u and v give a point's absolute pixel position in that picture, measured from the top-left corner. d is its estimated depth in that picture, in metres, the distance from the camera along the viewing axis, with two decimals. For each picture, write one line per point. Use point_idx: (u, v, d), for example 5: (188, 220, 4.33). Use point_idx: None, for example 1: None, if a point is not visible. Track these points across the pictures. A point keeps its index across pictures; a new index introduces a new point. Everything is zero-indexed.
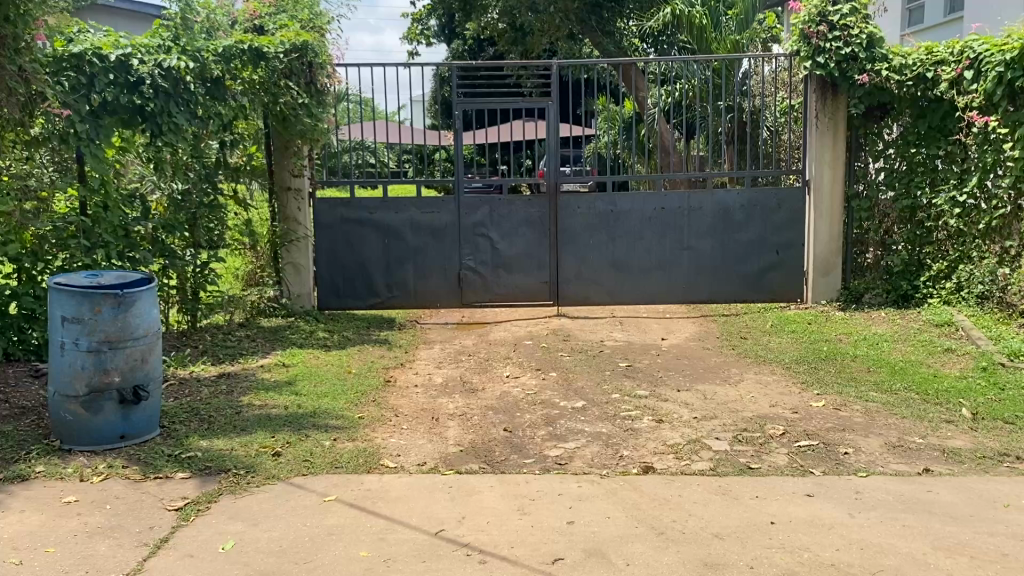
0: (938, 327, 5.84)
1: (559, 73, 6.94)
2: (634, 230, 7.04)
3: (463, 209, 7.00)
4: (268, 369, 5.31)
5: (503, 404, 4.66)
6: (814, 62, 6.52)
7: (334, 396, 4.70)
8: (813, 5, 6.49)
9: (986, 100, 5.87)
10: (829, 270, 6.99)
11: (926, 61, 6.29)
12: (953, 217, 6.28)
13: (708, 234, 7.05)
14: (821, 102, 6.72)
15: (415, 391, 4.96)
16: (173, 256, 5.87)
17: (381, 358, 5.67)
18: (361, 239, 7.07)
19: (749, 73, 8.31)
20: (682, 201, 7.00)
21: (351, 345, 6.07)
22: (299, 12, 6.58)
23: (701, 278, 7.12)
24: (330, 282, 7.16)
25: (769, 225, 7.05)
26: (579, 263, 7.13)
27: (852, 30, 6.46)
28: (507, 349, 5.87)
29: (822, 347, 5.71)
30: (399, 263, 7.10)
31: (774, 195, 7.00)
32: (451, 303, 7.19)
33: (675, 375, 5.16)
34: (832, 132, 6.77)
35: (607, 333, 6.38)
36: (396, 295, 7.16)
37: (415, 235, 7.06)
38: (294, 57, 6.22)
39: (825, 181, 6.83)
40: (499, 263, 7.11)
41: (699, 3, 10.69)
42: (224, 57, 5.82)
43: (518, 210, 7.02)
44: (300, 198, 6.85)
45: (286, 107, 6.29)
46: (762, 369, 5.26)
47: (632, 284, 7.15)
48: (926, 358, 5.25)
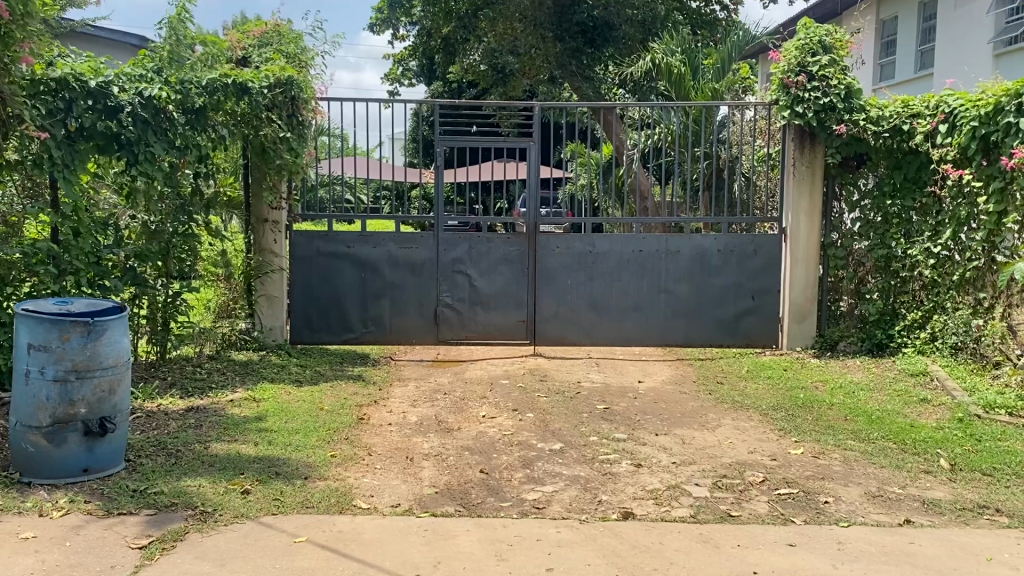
0: (913, 377, 5.85)
1: (541, 114, 6.96)
2: (613, 272, 7.04)
3: (442, 245, 6.96)
4: (239, 403, 5.18)
5: (479, 445, 4.58)
6: (792, 111, 6.62)
7: (307, 433, 4.59)
8: (792, 56, 6.61)
9: (960, 153, 5.95)
10: (804, 317, 7.02)
11: (903, 114, 6.39)
12: (928, 267, 6.33)
13: (686, 277, 7.05)
14: (799, 151, 6.82)
15: (389, 430, 4.86)
16: (144, 285, 5.78)
17: (355, 395, 5.56)
18: (337, 272, 6.98)
19: (727, 121, 8.40)
20: (660, 244, 7.00)
21: (324, 381, 5.96)
22: (284, 44, 6.54)
23: (678, 321, 7.10)
24: (304, 316, 7.04)
25: (746, 270, 7.07)
26: (557, 303, 7.09)
27: (831, 80, 6.53)
28: (483, 388, 5.79)
29: (798, 393, 5.69)
30: (375, 298, 7.02)
31: (751, 241, 7.03)
32: (426, 340, 7.10)
33: (653, 419, 5.11)
34: (809, 181, 6.85)
35: (584, 375, 6.32)
36: (371, 330, 7.06)
37: (392, 270, 6.99)
38: (278, 92, 6.16)
39: (802, 229, 6.90)
40: (476, 301, 7.06)
41: (677, 52, 10.86)
42: (208, 90, 5.78)
43: (497, 248, 6.99)
44: (276, 230, 6.77)
45: (266, 139, 6.22)
46: (740, 415, 5.23)
47: (609, 325, 7.12)
48: (902, 408, 5.26)
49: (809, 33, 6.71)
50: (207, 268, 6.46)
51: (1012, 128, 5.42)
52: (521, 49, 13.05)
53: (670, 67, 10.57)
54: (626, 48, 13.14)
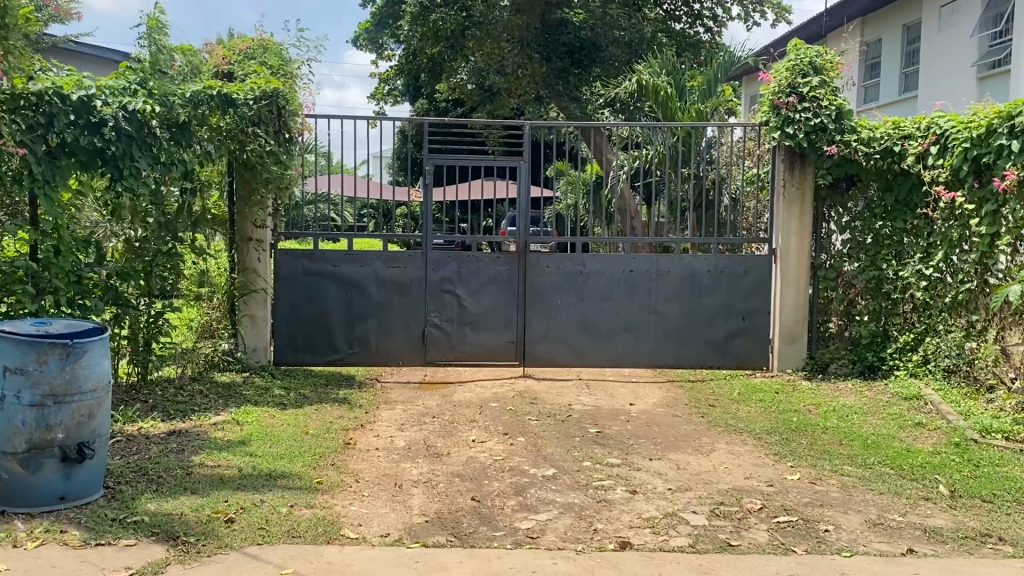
0: (906, 400, 5.79)
1: (531, 133, 6.90)
2: (602, 292, 6.97)
3: (430, 265, 6.86)
4: (221, 427, 5.04)
5: (469, 471, 4.46)
6: (783, 132, 6.58)
7: (292, 459, 4.46)
8: (783, 77, 6.60)
9: (952, 175, 5.92)
10: (795, 339, 6.96)
11: (895, 135, 6.38)
12: (920, 289, 6.30)
13: (676, 298, 6.98)
14: (789, 172, 6.79)
15: (376, 455, 4.74)
16: (126, 305, 5.64)
17: (341, 419, 5.44)
18: (322, 292, 6.86)
19: (715, 141, 8.37)
20: (651, 264, 6.94)
21: (309, 404, 5.83)
22: (269, 57, 6.46)
23: (668, 342, 7.03)
24: (288, 336, 6.91)
25: (736, 291, 7.01)
26: (546, 323, 7.00)
27: (821, 101, 6.51)
28: (472, 411, 5.68)
29: (792, 417, 5.62)
30: (361, 318, 6.90)
31: (742, 261, 6.98)
32: (413, 361, 6.98)
33: (646, 443, 5.01)
34: (800, 202, 6.81)
35: (574, 397, 6.23)
36: (357, 351, 6.93)
37: (379, 290, 6.88)
38: (264, 105, 6.09)
39: (792, 250, 6.85)
40: (464, 321, 6.96)
41: (664, 74, 10.85)
42: (193, 104, 5.68)
43: (486, 268, 6.90)
44: (261, 249, 6.68)
45: (252, 154, 6.18)
46: (733, 439, 5.14)
47: (599, 346, 7.04)
48: (897, 432, 5.19)
49: (799, 54, 6.68)
50: (189, 286, 6.31)
51: (1005, 151, 5.38)
52: (508, 68, 13.02)
53: (656, 87, 10.56)
54: (612, 69, 13.14)
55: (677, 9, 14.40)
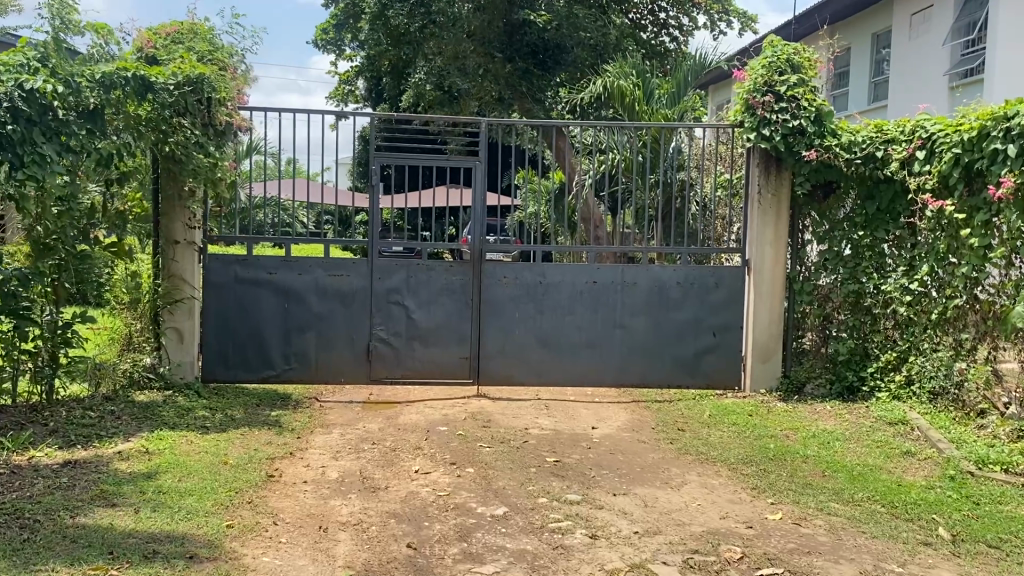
0: (891, 426, 5.34)
1: (488, 133, 6.37)
2: (564, 305, 6.43)
3: (376, 273, 6.27)
4: (127, 456, 4.39)
5: (408, 510, 3.89)
6: (759, 134, 6.13)
7: (202, 497, 3.84)
8: (758, 74, 6.15)
9: (940, 182, 5.49)
10: (769, 356, 6.49)
11: (878, 138, 5.92)
12: (903, 305, 5.86)
13: (643, 312, 6.46)
14: (764, 178, 6.33)
15: (303, 491, 4.14)
16: (23, 314, 4.94)
17: (267, 446, 4.82)
18: (256, 301, 6.23)
19: (684, 145, 7.88)
20: (616, 275, 6.42)
21: (234, 427, 5.20)
22: (197, 42, 5.87)
23: (634, 359, 6.51)
24: (218, 351, 6.26)
25: (707, 305, 6.51)
26: (503, 338, 6.44)
27: (800, 101, 6.07)
28: (416, 436, 5.10)
29: (769, 444, 5.11)
30: (299, 331, 6.29)
31: (713, 273, 6.49)
32: (357, 379, 6.38)
33: (610, 475, 4.47)
34: (775, 210, 6.35)
35: (531, 420, 5.68)
36: (294, 367, 6.31)
37: (319, 301, 6.27)
38: (188, 91, 5.47)
39: (766, 261, 6.37)
40: (413, 335, 6.38)
41: (630, 76, 10.36)
42: (107, 89, 5.00)
43: (438, 277, 6.33)
44: (191, 252, 6.02)
45: (178, 145, 5.61)
46: (706, 470, 4.63)
47: (559, 363, 6.50)
48: (885, 462, 4.72)
49: (776, 51, 6.27)
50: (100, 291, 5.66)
51: (999, 156, 4.93)
52: (468, 68, 12.41)
53: (622, 90, 10.07)
54: (577, 73, 12.64)
55: (644, 17, 14.05)
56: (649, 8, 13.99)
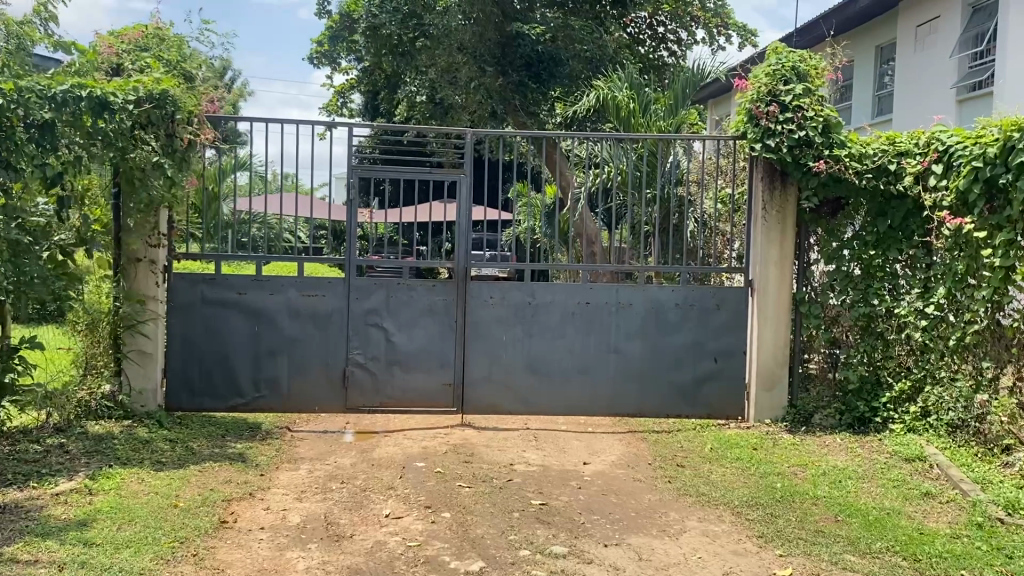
0: (909, 463, 4.91)
1: (473, 143, 6.02)
2: (554, 328, 6.01)
3: (353, 293, 5.86)
4: (64, 499, 3.95)
5: (371, 565, 3.46)
6: (763, 146, 5.73)
7: (139, 550, 3.40)
8: (762, 83, 5.75)
9: (959, 199, 5.09)
10: (774, 384, 6.04)
11: (890, 151, 5.54)
12: (918, 330, 5.45)
13: (638, 335, 6.04)
14: (769, 193, 5.92)
15: (257, 540, 3.71)
16: None
17: (225, 485, 4.38)
18: (224, 324, 5.81)
19: (681, 158, 7.49)
20: (610, 296, 6.00)
21: (193, 462, 4.77)
22: (166, 50, 5.32)
23: (629, 386, 6.09)
24: (183, 377, 5.84)
25: (708, 328, 6.09)
26: (488, 363, 6.01)
27: (806, 111, 5.66)
28: (390, 474, 4.67)
29: (775, 483, 4.68)
30: (270, 355, 5.87)
31: (714, 294, 6.07)
32: (333, 407, 5.95)
33: (602, 522, 4.04)
34: (780, 227, 5.93)
35: (518, 454, 5.25)
36: (264, 394, 5.89)
37: (292, 323, 5.86)
38: (150, 109, 4.93)
39: (772, 282, 5.95)
40: (393, 359, 5.96)
41: (627, 87, 9.97)
42: (59, 106, 4.50)
43: (420, 298, 5.93)
44: (155, 271, 5.57)
45: (137, 164, 5.00)
46: (708, 515, 4.20)
47: (550, 390, 6.07)
48: (903, 505, 4.30)
49: (781, 58, 5.89)
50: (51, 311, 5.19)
51: None
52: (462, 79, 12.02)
53: (618, 103, 9.71)
54: (573, 85, 12.26)
55: (642, 31, 13.75)
56: (647, 22, 13.71)
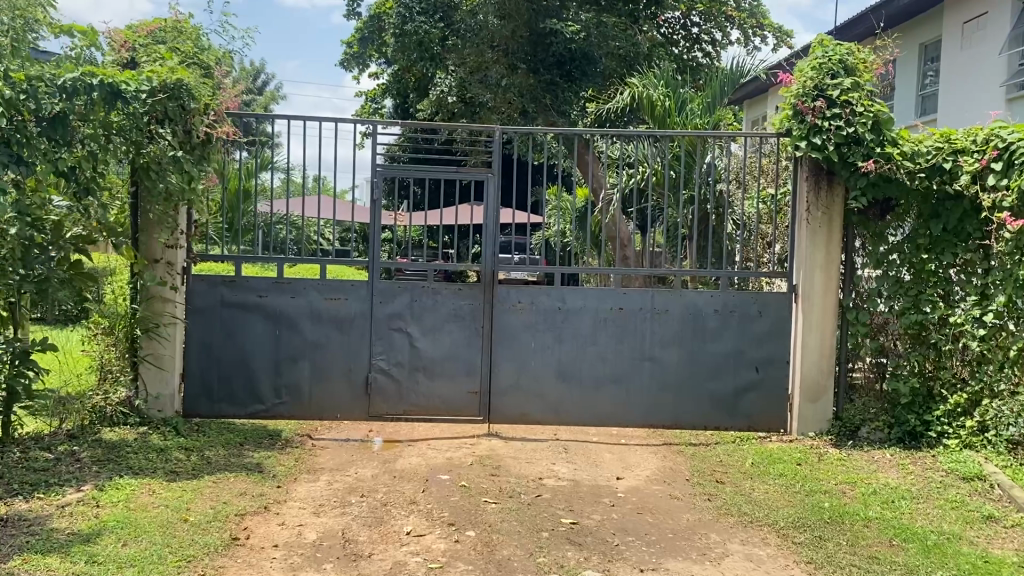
0: (967, 482, 4.58)
1: (501, 142, 5.77)
2: (586, 334, 5.74)
3: (377, 297, 5.64)
4: (70, 511, 3.75)
5: None
6: (808, 144, 5.42)
7: (142, 570, 3.19)
8: (808, 77, 5.45)
9: (1021, 200, 4.77)
10: (819, 396, 5.71)
11: (945, 149, 5.20)
12: (975, 339, 5.13)
13: (674, 342, 5.76)
14: (814, 193, 5.60)
15: (269, 559, 3.48)
16: None
17: (239, 498, 4.16)
18: (244, 327, 5.62)
19: (718, 158, 7.18)
20: (645, 301, 5.72)
21: (208, 473, 4.56)
22: (181, 42, 5.09)
23: (665, 396, 5.80)
24: (202, 382, 5.66)
25: (748, 336, 5.78)
26: (517, 370, 5.76)
27: (855, 107, 5.34)
28: (413, 488, 4.43)
29: (823, 502, 4.37)
30: (290, 360, 5.67)
31: (755, 299, 5.77)
32: (355, 415, 5.74)
33: (637, 544, 3.77)
34: (826, 229, 5.61)
35: (547, 467, 4.99)
36: (285, 401, 5.69)
37: (313, 327, 5.65)
38: (164, 99, 4.75)
39: (816, 287, 5.63)
40: (418, 366, 5.73)
41: (661, 86, 9.67)
42: (71, 95, 4.29)
43: (446, 302, 5.69)
44: (173, 272, 5.42)
45: (151, 159, 4.81)
46: (751, 537, 3.91)
47: (581, 400, 5.80)
48: (965, 530, 3.98)
49: (828, 51, 5.57)
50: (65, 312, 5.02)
51: None
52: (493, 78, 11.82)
53: (652, 102, 9.45)
54: (605, 84, 11.97)
55: (676, 31, 13.45)
56: (681, 23, 13.40)
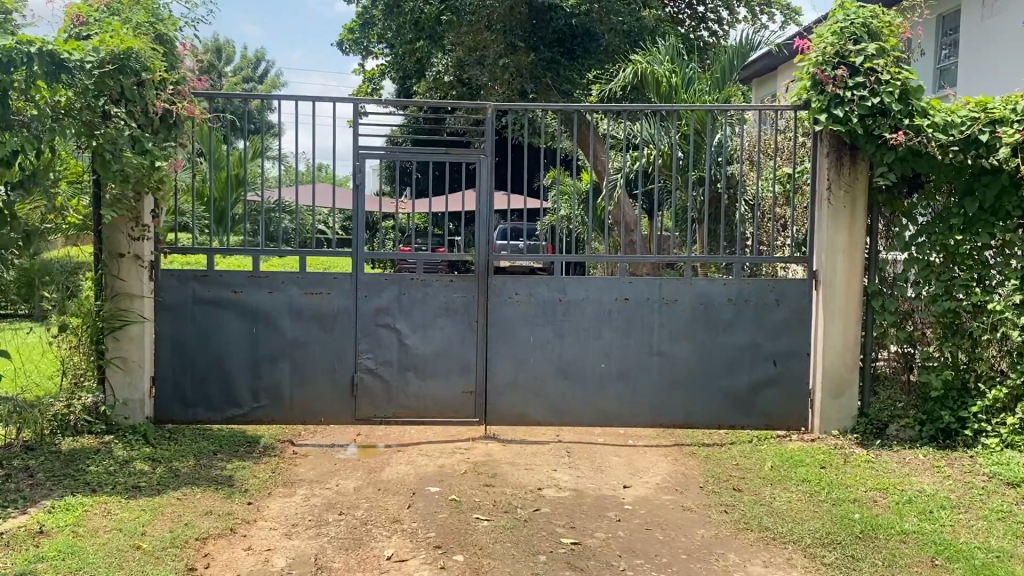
0: (1012, 488, 4.14)
1: (494, 118, 5.28)
2: (588, 327, 5.30)
3: (362, 291, 5.21)
4: (7, 540, 3.34)
5: None
6: (829, 117, 4.94)
7: None
8: (828, 43, 4.96)
9: None
10: (843, 391, 5.25)
11: (981, 119, 4.71)
12: (1017, 329, 4.69)
13: (685, 335, 5.31)
14: (836, 170, 5.11)
15: None
16: None
17: (203, 518, 3.75)
18: (219, 325, 5.20)
19: (728, 135, 6.72)
20: (652, 291, 5.27)
21: (173, 488, 4.14)
22: (135, 12, 4.63)
23: (675, 393, 5.36)
24: (175, 386, 5.25)
25: (765, 326, 5.33)
26: (514, 368, 5.32)
27: (881, 75, 4.85)
28: (398, 503, 4.00)
29: (852, 513, 3.93)
30: (270, 360, 5.25)
31: (772, 287, 5.31)
32: (341, 418, 5.32)
33: (646, 568, 3.33)
34: (849, 210, 5.13)
35: (546, 474, 4.55)
36: (264, 404, 5.27)
37: (293, 324, 5.23)
38: (112, 73, 4.33)
39: (839, 273, 5.16)
40: (407, 364, 5.30)
41: (667, 61, 9.19)
42: (5, 68, 3.92)
43: (436, 295, 5.26)
44: (140, 267, 4.96)
45: (103, 142, 4.36)
46: (774, 557, 3.48)
47: (584, 399, 5.37)
48: (1016, 546, 3.52)
49: (850, 13, 5.06)
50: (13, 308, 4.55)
51: None
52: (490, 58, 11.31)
53: (657, 78, 8.97)
54: (608, 61, 11.48)
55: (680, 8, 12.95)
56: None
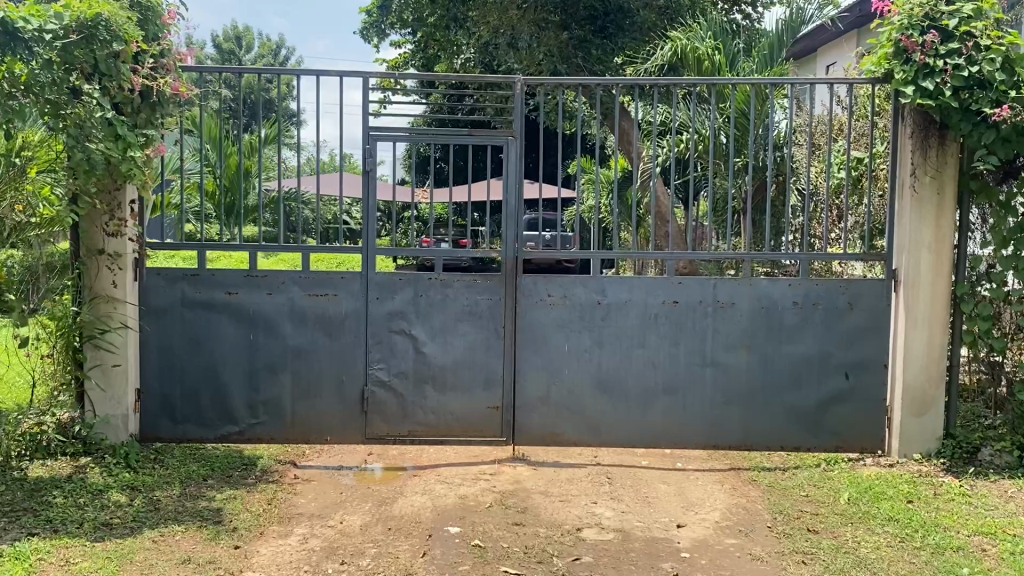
0: None
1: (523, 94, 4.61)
2: (631, 333, 4.63)
3: (373, 293, 4.59)
4: None
5: None
6: (917, 90, 4.22)
7: None
8: (915, 3, 4.24)
9: None
10: (925, 409, 4.55)
11: None
12: None
13: (742, 344, 4.63)
14: (921, 152, 4.39)
15: None
16: None
17: (179, 569, 3.14)
18: (212, 331, 4.60)
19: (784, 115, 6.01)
20: (705, 292, 4.59)
21: (150, 527, 3.53)
22: None
23: (730, 409, 4.69)
24: (163, 399, 4.65)
25: (835, 334, 4.63)
26: (546, 380, 4.67)
27: (980, 40, 4.12)
28: (411, 549, 3.37)
29: (959, 567, 3.24)
30: (269, 371, 4.64)
31: (845, 288, 4.60)
32: (350, 437, 4.70)
33: None
34: (936, 199, 4.41)
35: (585, 509, 3.89)
36: (263, 421, 4.67)
37: (295, 330, 4.61)
38: (78, 43, 3.72)
39: (924, 272, 4.45)
40: (424, 376, 4.67)
41: (709, 38, 8.47)
42: None
43: (457, 297, 4.61)
44: (117, 267, 4.33)
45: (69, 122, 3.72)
46: None
47: (625, 416, 4.70)
48: None
49: None
50: None
51: None
52: (519, 39, 10.48)
53: (700, 55, 8.26)
54: (644, 41, 10.76)
55: None
56: None
